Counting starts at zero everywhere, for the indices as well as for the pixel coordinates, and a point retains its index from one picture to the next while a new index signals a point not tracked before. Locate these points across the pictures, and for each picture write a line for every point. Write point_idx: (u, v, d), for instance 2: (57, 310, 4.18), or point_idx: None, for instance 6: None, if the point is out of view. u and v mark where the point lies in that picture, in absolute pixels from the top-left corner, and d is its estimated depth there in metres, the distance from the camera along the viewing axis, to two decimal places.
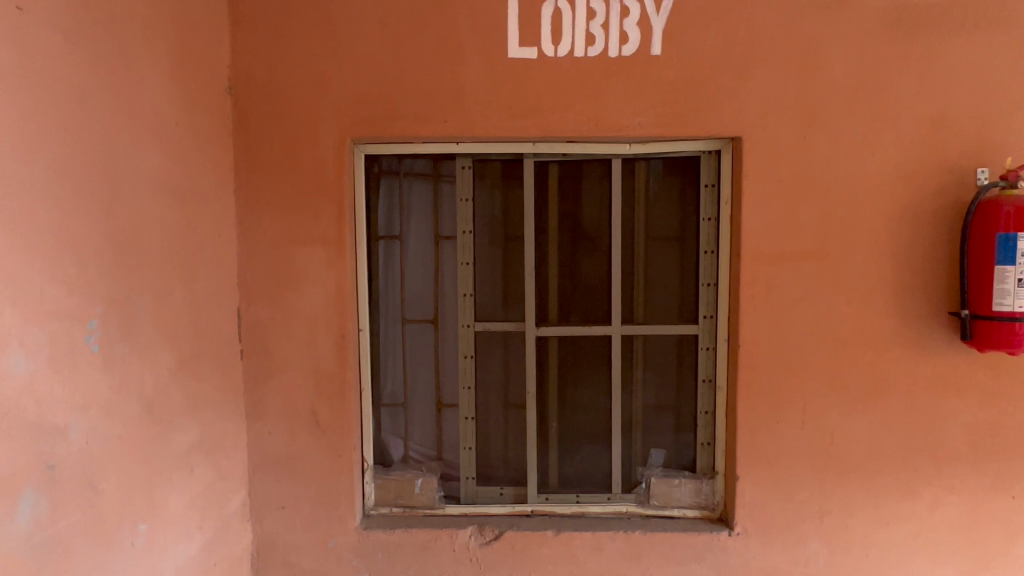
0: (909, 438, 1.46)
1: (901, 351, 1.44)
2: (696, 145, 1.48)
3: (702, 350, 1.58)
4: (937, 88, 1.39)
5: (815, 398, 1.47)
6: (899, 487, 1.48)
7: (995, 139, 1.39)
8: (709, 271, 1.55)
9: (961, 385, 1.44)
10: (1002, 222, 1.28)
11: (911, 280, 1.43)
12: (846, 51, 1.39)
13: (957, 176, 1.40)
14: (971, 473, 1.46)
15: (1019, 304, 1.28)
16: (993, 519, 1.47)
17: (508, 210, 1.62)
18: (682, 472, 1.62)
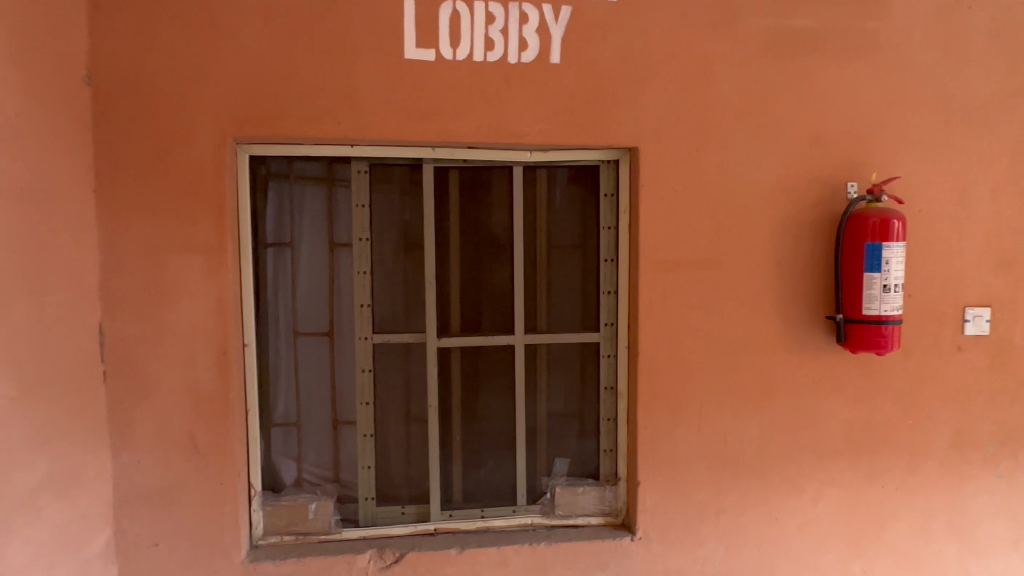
0: (794, 437, 1.55)
1: (786, 354, 1.52)
2: (595, 155, 1.49)
3: (603, 357, 1.58)
4: (813, 107, 1.48)
5: (710, 402, 1.51)
6: (787, 483, 1.55)
7: (862, 155, 1.50)
8: (609, 279, 1.56)
9: (838, 384, 1.54)
10: (869, 233, 1.39)
11: (794, 286, 1.51)
12: (733, 68, 1.45)
13: (831, 189, 1.50)
14: (848, 466, 1.57)
15: (884, 308, 1.39)
16: (867, 507, 1.58)
17: (408, 217, 1.55)
18: (586, 479, 1.62)
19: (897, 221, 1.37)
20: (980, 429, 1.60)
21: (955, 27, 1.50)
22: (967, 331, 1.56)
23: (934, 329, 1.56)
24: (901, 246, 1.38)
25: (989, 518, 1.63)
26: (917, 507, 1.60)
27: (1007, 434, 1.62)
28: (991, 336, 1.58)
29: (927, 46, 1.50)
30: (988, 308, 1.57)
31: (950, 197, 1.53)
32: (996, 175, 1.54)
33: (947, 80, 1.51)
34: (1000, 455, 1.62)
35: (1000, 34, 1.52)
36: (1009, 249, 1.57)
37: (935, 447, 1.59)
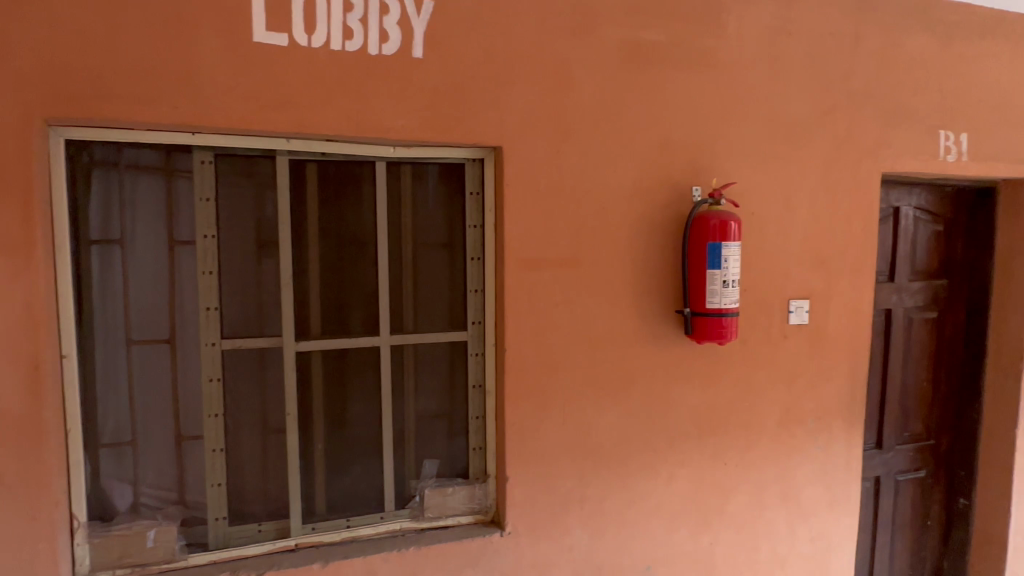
0: (650, 424, 1.65)
1: (642, 346, 1.62)
2: (460, 152, 1.49)
3: (471, 356, 1.58)
4: (662, 115, 1.59)
5: (574, 395, 1.57)
6: (644, 468, 1.65)
7: (705, 162, 1.63)
8: (476, 277, 1.57)
9: (687, 373, 1.67)
10: (711, 233, 1.51)
11: (648, 282, 1.61)
12: (591, 74, 1.51)
13: (678, 192, 1.62)
14: (696, 448, 1.70)
15: (724, 302, 1.53)
16: (713, 484, 1.73)
17: (261, 212, 1.45)
18: (455, 479, 1.62)
19: (733, 222, 1.51)
20: (802, 407, 1.82)
21: (779, 50, 1.68)
22: (791, 321, 1.76)
23: (765, 320, 1.74)
24: (737, 246, 1.52)
25: (810, 484, 1.85)
26: (753, 480, 1.78)
27: (823, 410, 1.85)
28: (810, 324, 1.80)
29: (757, 66, 1.66)
30: (807, 300, 1.78)
31: (776, 202, 1.72)
32: (812, 183, 1.75)
33: (773, 97, 1.69)
34: (817, 428, 1.84)
35: (814, 59, 1.72)
36: (822, 248, 1.79)
37: (767, 425, 1.78)
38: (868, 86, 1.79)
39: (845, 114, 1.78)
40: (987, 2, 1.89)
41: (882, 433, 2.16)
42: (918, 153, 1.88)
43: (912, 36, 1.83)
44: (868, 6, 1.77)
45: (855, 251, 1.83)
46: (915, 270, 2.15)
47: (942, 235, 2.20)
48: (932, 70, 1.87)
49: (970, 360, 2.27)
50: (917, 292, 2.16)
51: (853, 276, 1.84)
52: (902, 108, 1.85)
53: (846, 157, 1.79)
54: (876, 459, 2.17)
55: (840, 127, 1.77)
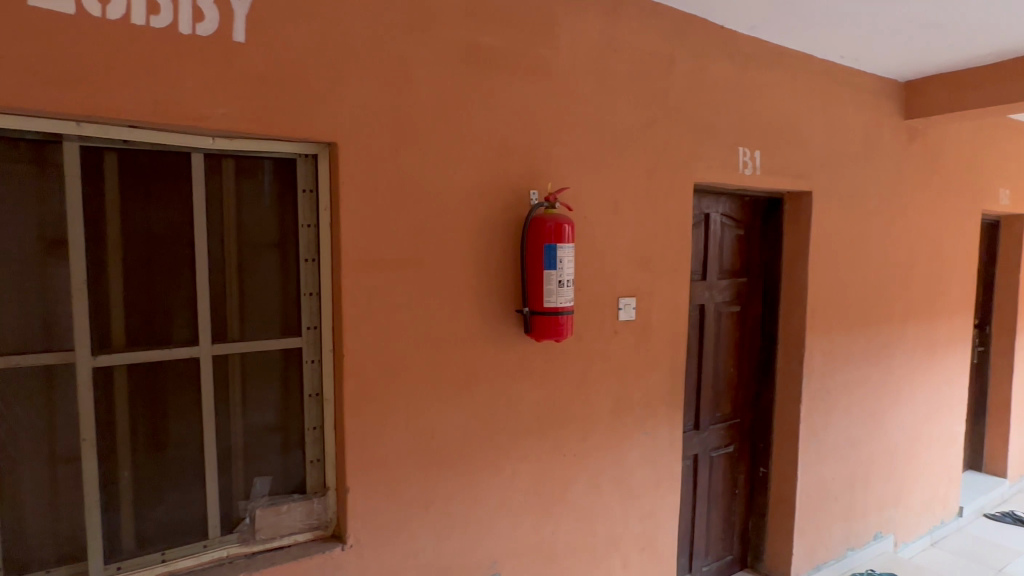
0: (494, 422, 1.68)
1: (484, 346, 1.65)
2: (290, 147, 1.40)
3: (306, 363, 1.50)
4: (500, 119, 1.62)
5: (417, 398, 1.55)
6: (488, 465, 1.68)
7: (541, 167, 1.70)
8: (310, 279, 1.48)
9: (527, 370, 1.73)
10: (547, 235, 1.58)
11: (489, 283, 1.64)
12: (429, 75, 1.50)
13: (517, 195, 1.66)
14: (537, 442, 1.77)
15: (560, 300, 1.60)
16: (553, 476, 1.81)
17: (43, 207, 1.23)
18: (291, 495, 1.51)
19: (567, 225, 1.59)
20: (631, 397, 1.97)
21: (607, 64, 1.80)
22: (621, 317, 1.90)
23: (598, 317, 1.85)
24: (570, 247, 1.60)
25: (639, 467, 2.01)
26: (589, 468, 1.89)
27: (648, 398, 2.02)
28: (636, 320, 1.95)
29: (587, 78, 1.77)
30: (633, 298, 1.93)
31: (606, 206, 1.84)
32: (636, 189, 1.91)
33: (602, 108, 1.81)
34: (644, 415, 2.01)
35: (637, 75, 1.87)
36: (646, 250, 1.96)
37: (601, 416, 1.90)
38: (682, 103, 1.99)
39: (663, 128, 1.96)
40: (772, 39, 2.20)
41: (699, 416, 2.42)
42: (722, 166, 2.13)
43: (715, 62, 2.07)
44: (680, 32, 1.97)
45: (673, 253, 2.03)
46: (722, 269, 2.44)
47: (742, 239, 2.52)
48: (732, 93, 2.13)
49: (765, 347, 2.62)
50: (725, 289, 2.45)
51: (672, 275, 2.03)
52: (709, 125, 2.08)
53: (665, 166, 1.97)
54: (694, 439, 2.41)
55: (659, 139, 1.95)
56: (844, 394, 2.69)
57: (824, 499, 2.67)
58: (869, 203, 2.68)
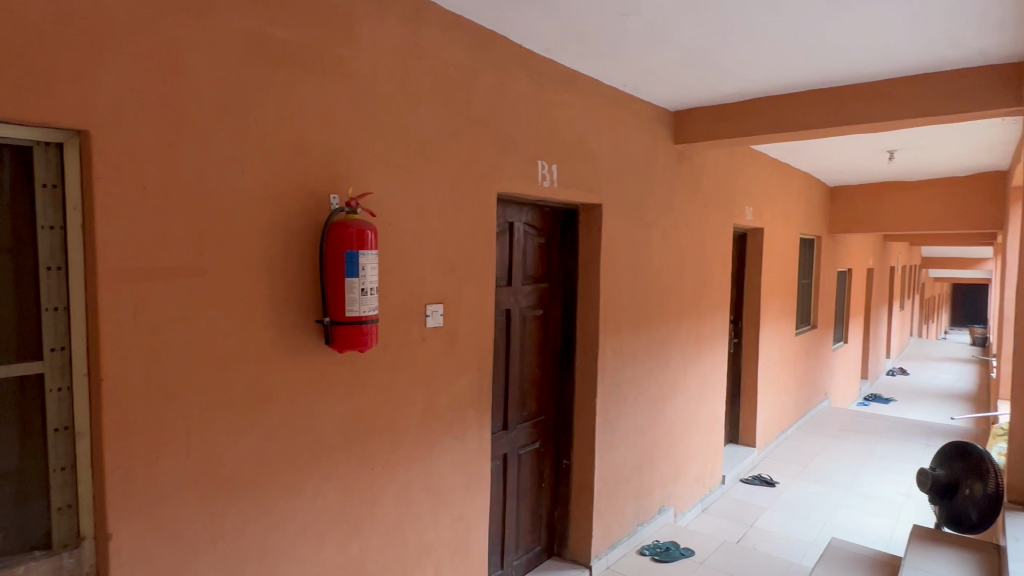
0: (293, 442, 1.57)
1: (280, 360, 1.53)
2: (23, 132, 1.15)
3: (51, 391, 1.23)
4: (296, 118, 1.52)
5: (199, 422, 1.38)
6: (287, 489, 1.56)
7: (342, 171, 1.63)
8: (55, 291, 1.23)
9: (330, 383, 1.64)
10: (349, 241, 1.52)
11: (285, 292, 1.53)
12: (210, 63, 1.36)
13: (315, 199, 1.58)
14: (342, 458, 1.69)
15: (363, 309, 1.55)
16: (361, 492, 1.74)
17: None
18: (30, 554, 1.23)
19: (370, 231, 1.55)
20: (440, 403, 1.98)
21: (409, 70, 1.80)
22: (428, 324, 1.90)
23: (405, 325, 1.83)
24: (374, 254, 1.56)
25: (450, 473, 2.03)
26: (399, 479, 1.85)
27: (457, 403, 2.04)
28: (444, 326, 1.97)
29: (389, 82, 1.74)
30: (441, 304, 1.95)
31: (411, 213, 1.83)
32: (442, 197, 1.93)
33: (405, 114, 1.79)
34: (454, 420, 2.03)
35: (440, 84, 1.89)
36: (452, 257, 1.98)
37: (410, 424, 1.88)
38: (484, 115, 2.06)
39: (467, 138, 2.00)
40: (564, 62, 2.39)
41: (507, 416, 2.51)
42: (523, 177, 2.24)
43: (515, 79, 2.18)
44: (482, 47, 2.04)
45: (478, 260, 2.09)
46: (526, 275, 2.57)
47: (543, 247, 2.69)
48: (530, 109, 2.26)
49: (565, 347, 2.82)
50: (528, 294, 2.59)
51: (478, 281, 2.09)
52: (510, 138, 2.18)
53: (469, 176, 2.02)
54: (503, 439, 2.50)
55: (463, 148, 1.99)
56: (631, 386, 3.01)
57: (618, 482, 2.94)
58: (648, 216, 3.03)
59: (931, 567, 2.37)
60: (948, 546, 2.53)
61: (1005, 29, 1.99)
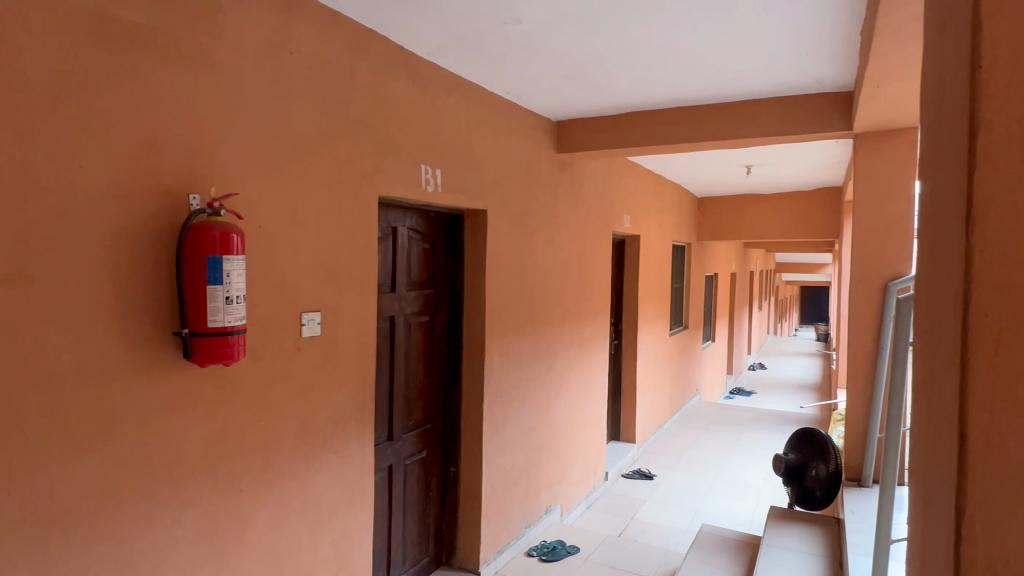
0: (146, 468, 1.40)
1: (129, 378, 1.36)
2: None
3: None
4: (148, 109, 1.38)
5: (26, 452, 1.19)
6: (139, 521, 1.39)
7: (203, 169, 1.50)
8: None
9: (190, 401, 1.49)
10: (211, 245, 1.39)
11: (135, 302, 1.37)
12: (39, 40, 1.19)
13: (171, 199, 1.43)
14: (206, 482, 1.54)
15: (228, 319, 1.42)
16: (229, 517, 1.59)
17: None
18: None
19: (235, 235, 1.44)
20: (317, 417, 1.87)
21: (281, 64, 1.69)
22: (304, 333, 1.80)
23: (277, 334, 1.72)
24: (240, 260, 1.45)
25: (330, 489, 1.93)
26: (273, 500, 1.73)
27: (337, 416, 1.95)
28: (321, 336, 1.87)
29: (259, 76, 1.63)
30: (318, 313, 1.85)
31: (284, 217, 1.72)
32: (318, 200, 1.83)
33: (276, 110, 1.68)
34: (333, 434, 1.93)
35: (315, 81, 1.81)
36: (330, 263, 1.89)
37: (285, 441, 1.76)
38: (364, 116, 2.00)
39: (346, 140, 1.93)
40: (448, 66, 2.37)
41: (392, 426, 2.44)
42: (406, 181, 2.20)
43: (396, 81, 2.13)
44: (361, 45, 1.97)
45: (359, 266, 2.01)
46: (410, 281, 2.52)
47: (428, 252, 2.65)
48: (412, 112, 2.22)
49: (451, 354, 2.80)
50: (413, 300, 2.53)
51: (358, 288, 2.01)
52: (391, 141, 2.13)
53: (348, 178, 1.94)
54: (388, 450, 2.42)
55: (342, 150, 1.91)
56: (517, 390, 3.05)
57: (505, 486, 2.96)
58: (531, 222, 3.10)
59: (785, 543, 2.61)
60: (799, 523, 2.80)
61: (837, 61, 2.26)
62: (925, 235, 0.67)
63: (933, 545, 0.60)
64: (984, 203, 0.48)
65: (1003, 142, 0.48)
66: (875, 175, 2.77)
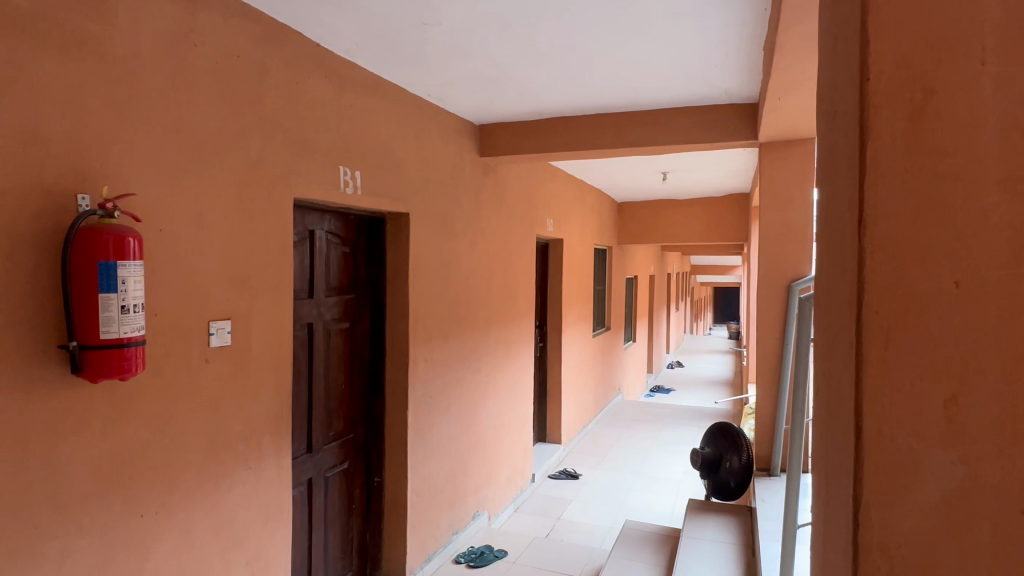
0: (28, 496, 1.27)
1: (6, 397, 1.22)
2: None
3: None
4: (27, 100, 1.25)
5: None
6: (20, 556, 1.25)
7: (93, 166, 1.38)
8: None
9: (81, 420, 1.36)
10: (102, 250, 1.28)
11: (12, 312, 1.23)
12: None
13: (55, 199, 1.30)
14: (101, 508, 1.41)
15: (124, 330, 1.31)
16: (128, 545, 1.47)
17: None
18: None
19: (132, 239, 1.33)
20: (229, 432, 1.76)
21: (184, 57, 1.59)
22: (212, 343, 1.69)
23: (182, 345, 1.60)
24: (138, 265, 1.34)
25: (243, 508, 1.82)
26: (179, 524, 1.61)
27: (250, 429, 1.84)
28: (232, 345, 1.76)
29: (159, 68, 1.52)
30: (228, 321, 1.74)
31: (188, 219, 1.61)
32: (226, 201, 1.73)
33: (179, 105, 1.58)
34: (246, 449, 1.83)
35: (223, 76, 1.71)
36: (241, 268, 1.79)
37: (192, 459, 1.64)
38: (277, 115, 1.91)
39: (257, 138, 1.83)
40: (367, 65, 2.31)
41: (312, 438, 2.34)
42: (323, 183, 2.12)
43: (312, 79, 2.06)
44: (272, 40, 1.88)
45: (273, 271, 1.92)
46: (329, 286, 2.43)
47: (347, 256, 2.57)
48: (329, 112, 2.15)
49: (373, 361, 2.73)
50: (332, 306, 2.45)
51: (273, 294, 1.92)
52: (307, 141, 2.04)
53: (260, 179, 1.85)
54: (307, 463, 2.32)
55: (253, 149, 1.82)
56: (443, 395, 3.01)
57: (431, 494, 2.91)
58: (455, 226, 3.07)
59: (703, 534, 2.72)
60: (715, 514, 2.93)
61: (743, 74, 2.39)
62: (822, 236, 0.71)
63: (833, 530, 0.63)
64: (873, 207, 0.52)
65: (889, 150, 0.51)
66: (778, 182, 2.96)
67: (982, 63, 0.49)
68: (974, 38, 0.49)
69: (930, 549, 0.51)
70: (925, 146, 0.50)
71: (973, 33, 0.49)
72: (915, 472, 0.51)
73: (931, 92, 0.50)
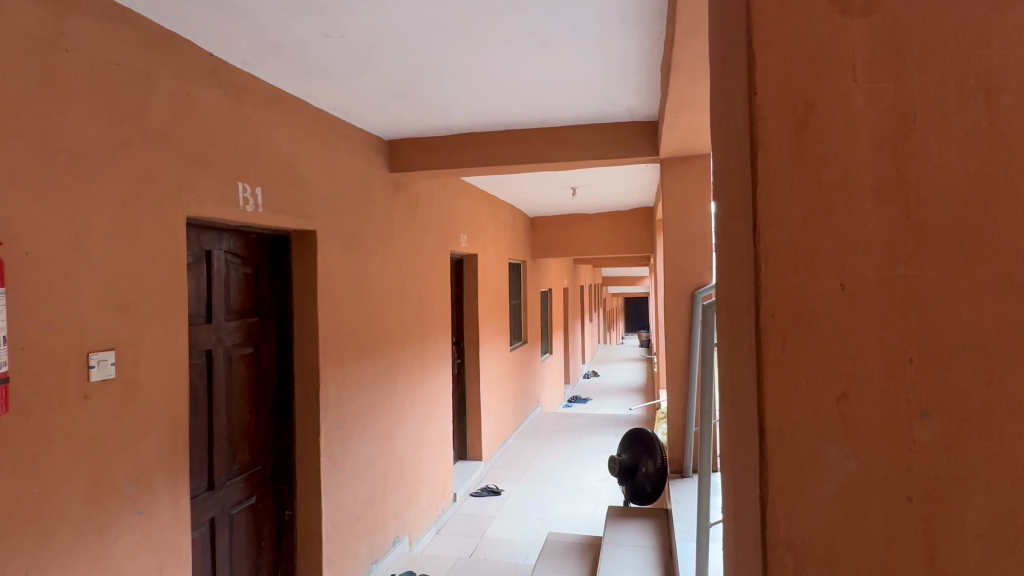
0: None
1: None
2: None
3: None
4: None
5: None
6: None
7: None
8: None
9: None
10: None
11: None
12: None
13: None
14: None
15: None
16: None
17: None
18: None
19: None
20: (113, 474, 1.59)
21: (57, 64, 1.45)
22: (93, 377, 1.53)
23: (56, 380, 1.44)
24: None
25: (133, 558, 1.64)
26: None
27: (140, 470, 1.68)
28: (116, 378, 1.60)
29: (24, 74, 1.37)
30: (111, 351, 1.59)
31: (62, 241, 1.46)
32: (108, 221, 1.58)
33: (50, 117, 1.43)
34: (136, 492, 1.66)
35: (100, 84, 1.56)
36: (126, 293, 1.64)
37: (69, 509, 1.46)
38: (166, 127, 1.78)
39: (143, 153, 1.70)
40: (266, 78, 2.22)
41: (212, 474, 2.16)
42: (219, 201, 1.99)
43: (205, 90, 1.94)
44: (161, 48, 1.76)
45: (163, 296, 1.77)
46: (230, 309, 2.28)
47: (250, 277, 2.43)
48: (225, 125, 2.03)
49: (281, 387, 2.58)
50: (233, 330, 2.29)
51: (164, 321, 1.77)
52: (201, 155, 1.92)
53: (147, 195, 1.71)
54: (209, 501, 2.14)
55: (138, 164, 1.68)
56: (358, 418, 2.90)
57: (348, 523, 2.78)
58: (365, 244, 2.98)
59: (623, 540, 2.77)
60: (633, 520, 2.99)
61: (643, 92, 2.51)
62: (721, 246, 0.73)
63: (742, 529, 0.65)
64: (766, 214, 0.54)
65: (778, 159, 0.54)
66: (679, 197, 3.11)
67: (854, 80, 0.53)
68: (846, 57, 0.53)
69: (832, 541, 0.54)
70: (811, 155, 0.53)
71: (845, 51, 0.53)
72: (815, 467, 0.54)
73: (812, 106, 0.54)
